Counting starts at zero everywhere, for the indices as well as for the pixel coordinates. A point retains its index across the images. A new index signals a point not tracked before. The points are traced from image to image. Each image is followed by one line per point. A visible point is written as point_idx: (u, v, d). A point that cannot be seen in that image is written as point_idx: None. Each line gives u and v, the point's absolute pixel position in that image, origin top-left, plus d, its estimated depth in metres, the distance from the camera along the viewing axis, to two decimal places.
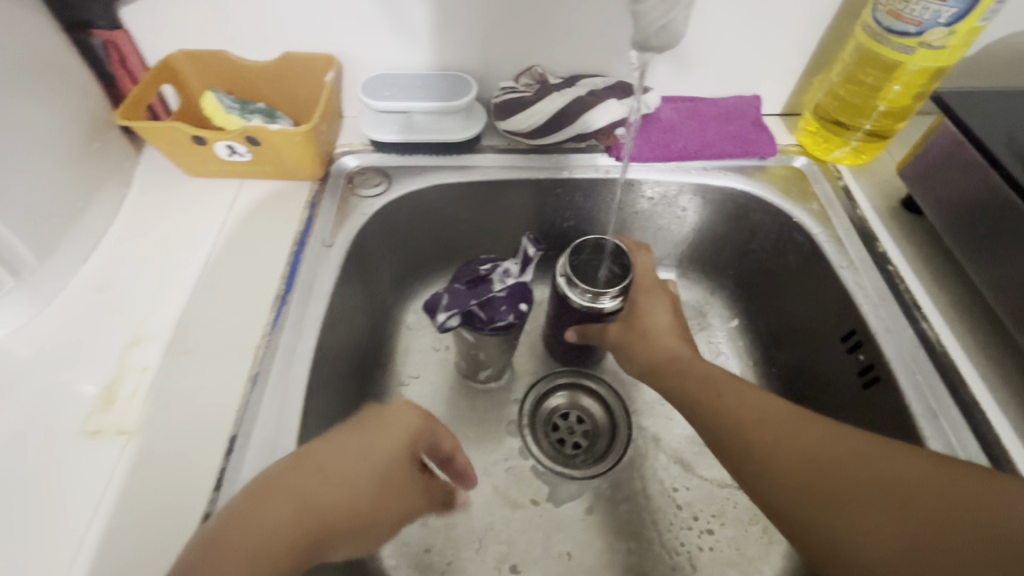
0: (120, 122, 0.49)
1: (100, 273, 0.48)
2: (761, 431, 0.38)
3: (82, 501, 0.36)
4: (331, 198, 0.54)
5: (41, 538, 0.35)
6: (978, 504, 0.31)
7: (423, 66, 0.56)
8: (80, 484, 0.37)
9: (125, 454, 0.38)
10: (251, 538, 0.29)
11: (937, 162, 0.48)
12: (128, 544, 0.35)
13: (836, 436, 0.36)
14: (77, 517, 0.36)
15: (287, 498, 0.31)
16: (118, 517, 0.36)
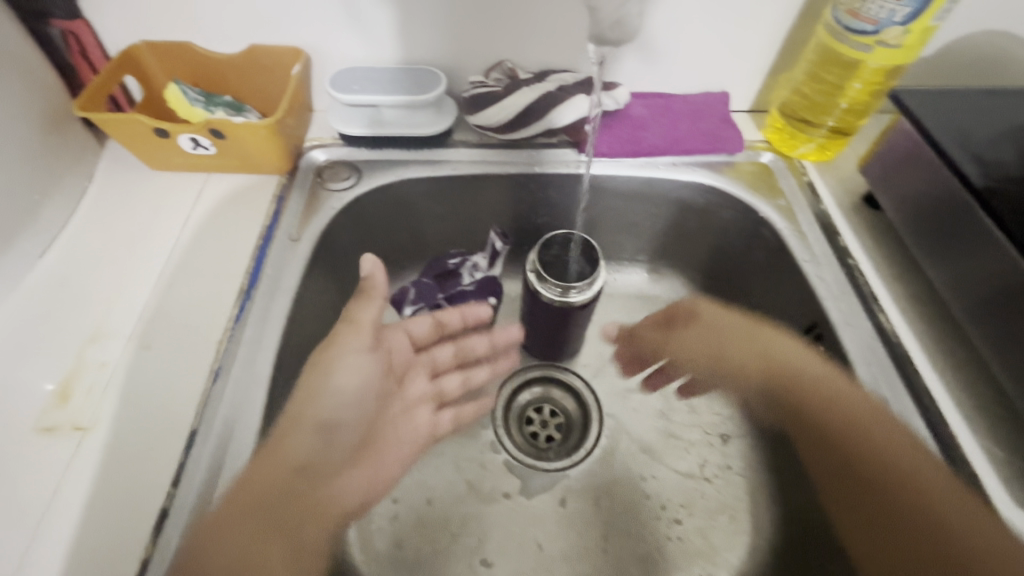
0: (79, 113, 0.48)
1: (58, 267, 0.47)
2: (843, 423, 0.44)
3: (36, 498, 0.36)
4: (300, 191, 0.54)
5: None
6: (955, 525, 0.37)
7: (393, 59, 0.56)
8: (34, 481, 0.36)
9: (82, 450, 0.37)
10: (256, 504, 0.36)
11: (896, 159, 0.49)
12: (83, 541, 0.34)
13: (873, 435, 0.42)
14: (31, 513, 0.35)
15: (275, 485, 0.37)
16: (74, 513, 0.35)
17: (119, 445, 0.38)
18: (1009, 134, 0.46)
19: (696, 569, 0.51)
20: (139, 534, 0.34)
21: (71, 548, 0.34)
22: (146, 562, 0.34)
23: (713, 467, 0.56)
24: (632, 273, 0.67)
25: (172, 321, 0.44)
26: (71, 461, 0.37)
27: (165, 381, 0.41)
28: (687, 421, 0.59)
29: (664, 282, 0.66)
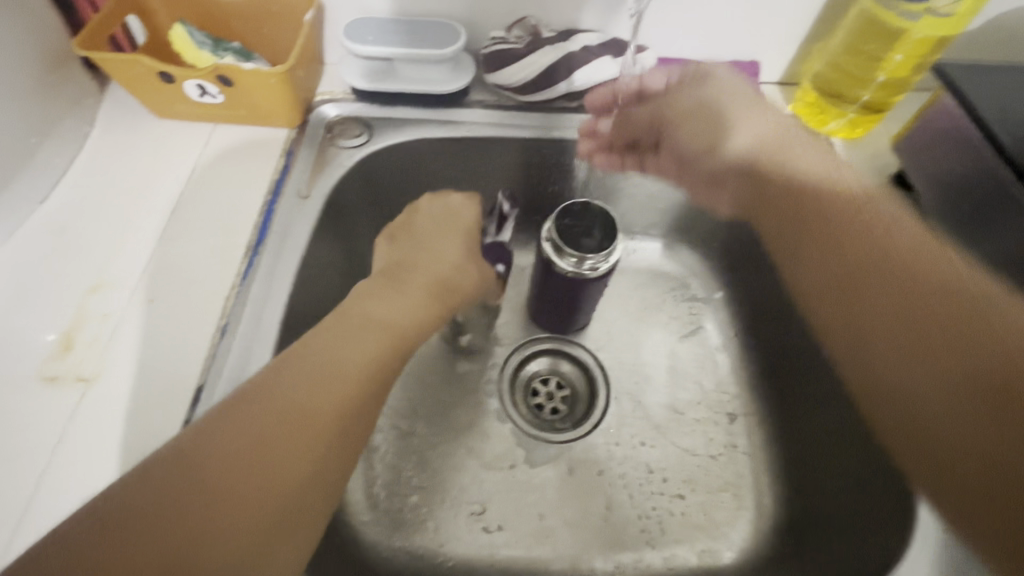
0: (79, 51, 0.45)
1: (60, 215, 0.45)
2: None
3: (205, 467, 0.28)
4: (309, 147, 0.52)
5: (153, 504, 0.27)
6: None
7: (410, 11, 0.53)
8: (192, 447, 0.29)
9: (285, 409, 0.31)
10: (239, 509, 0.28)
11: (934, 138, 0.47)
12: (133, 504, 0.26)
13: None
14: (215, 481, 0.28)
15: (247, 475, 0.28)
16: (219, 473, 0.28)
17: (319, 404, 0.32)
18: None
19: (697, 543, 0.51)
20: (250, 481, 0.28)
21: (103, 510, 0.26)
22: None
23: (718, 444, 0.56)
24: (646, 246, 0.65)
25: (374, 305, 0.39)
26: (253, 422, 0.30)
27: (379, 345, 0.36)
28: (692, 399, 0.58)
29: (677, 258, 0.65)
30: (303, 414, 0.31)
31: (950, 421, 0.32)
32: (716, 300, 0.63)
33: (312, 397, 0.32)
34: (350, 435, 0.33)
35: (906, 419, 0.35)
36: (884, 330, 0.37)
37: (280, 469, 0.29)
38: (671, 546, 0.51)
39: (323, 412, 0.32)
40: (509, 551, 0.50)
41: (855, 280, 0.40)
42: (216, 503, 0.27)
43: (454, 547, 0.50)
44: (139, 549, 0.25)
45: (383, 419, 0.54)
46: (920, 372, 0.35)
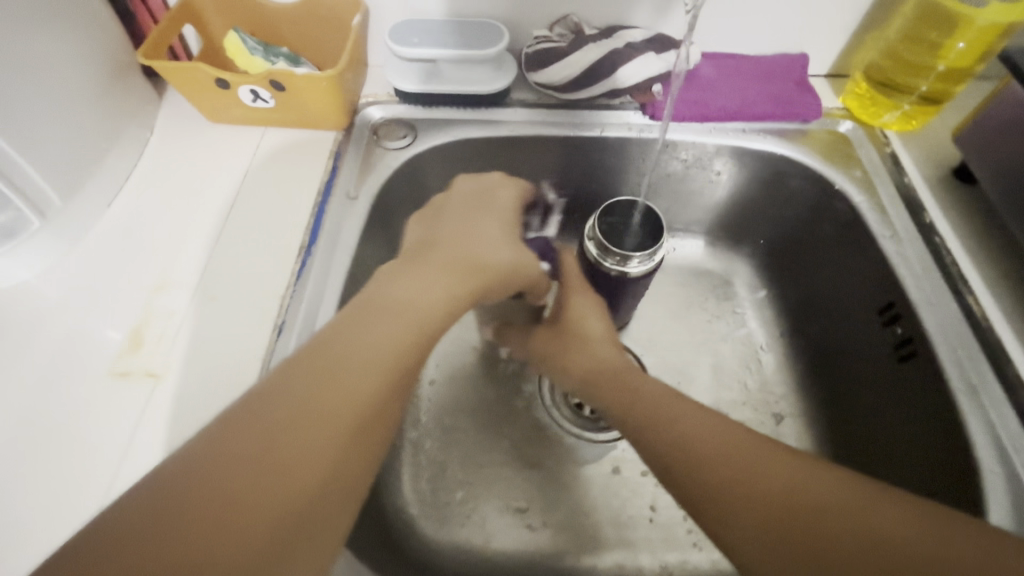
0: (142, 61, 0.47)
1: (125, 217, 0.47)
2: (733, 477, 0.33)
3: (233, 453, 0.27)
4: (356, 149, 0.53)
5: (183, 494, 0.25)
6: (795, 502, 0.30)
7: (453, 12, 0.53)
8: (224, 438, 0.27)
9: (313, 394, 0.30)
10: (264, 495, 0.26)
11: (1000, 128, 0.45)
12: (167, 497, 0.25)
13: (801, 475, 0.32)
14: (241, 472, 0.26)
15: (276, 458, 0.27)
16: (252, 461, 0.26)
17: (343, 390, 0.31)
18: None
19: None
20: (279, 477, 0.26)
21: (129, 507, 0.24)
22: None
23: None
24: (689, 243, 0.65)
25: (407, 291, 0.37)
26: (281, 411, 0.29)
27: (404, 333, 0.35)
28: (737, 399, 0.57)
29: (720, 256, 0.64)
30: (327, 405, 0.29)
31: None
32: (759, 298, 0.62)
33: (341, 385, 0.31)
34: (371, 427, 0.31)
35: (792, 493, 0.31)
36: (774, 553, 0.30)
37: (302, 451, 0.28)
38: (718, 548, 0.50)
39: (349, 399, 0.30)
40: (554, 549, 0.50)
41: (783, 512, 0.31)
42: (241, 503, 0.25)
43: (500, 545, 0.50)
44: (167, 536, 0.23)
45: (427, 416, 0.55)
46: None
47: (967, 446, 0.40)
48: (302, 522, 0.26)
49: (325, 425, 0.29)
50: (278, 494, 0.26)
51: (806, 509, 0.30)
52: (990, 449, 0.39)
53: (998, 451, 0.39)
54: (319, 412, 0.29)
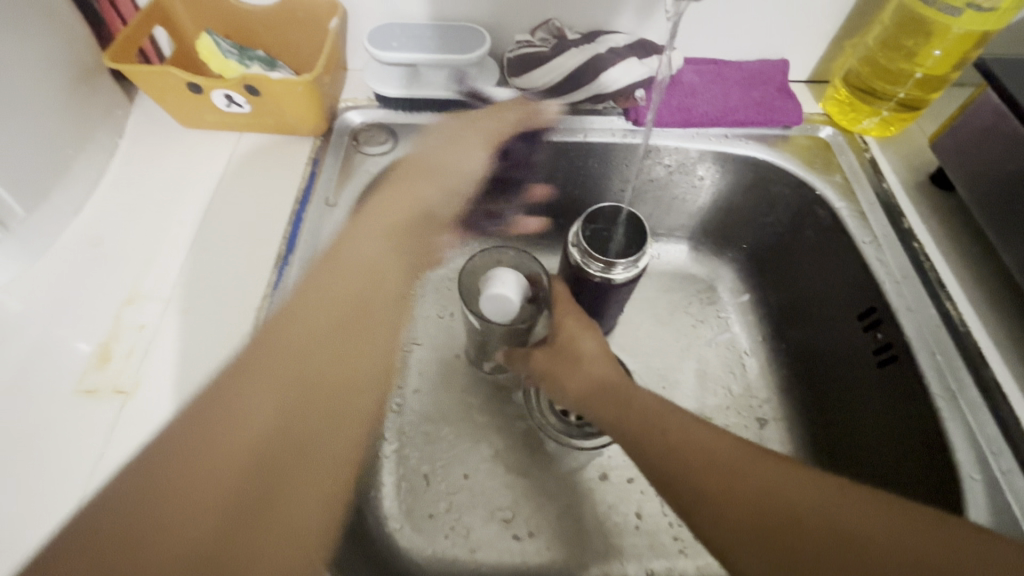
0: (110, 65, 0.45)
1: (94, 226, 0.46)
2: (715, 471, 0.32)
3: (161, 482, 0.33)
4: (335, 154, 0.52)
5: (128, 518, 0.32)
6: (792, 511, 0.30)
7: (433, 16, 0.52)
8: (156, 468, 0.34)
9: (236, 420, 0.37)
10: (191, 505, 0.33)
11: (976, 135, 0.45)
12: (126, 504, 0.32)
13: (781, 474, 0.31)
14: (174, 504, 0.33)
15: (206, 466, 0.35)
16: (180, 493, 0.33)
17: (251, 429, 0.37)
18: None
19: None
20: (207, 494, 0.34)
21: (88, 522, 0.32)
22: None
23: None
24: (671, 249, 0.65)
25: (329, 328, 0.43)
26: (196, 439, 0.35)
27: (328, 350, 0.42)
28: (722, 404, 0.57)
29: (703, 261, 0.64)
30: (235, 438, 0.36)
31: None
32: (743, 302, 0.62)
33: (250, 418, 0.37)
34: (284, 448, 0.38)
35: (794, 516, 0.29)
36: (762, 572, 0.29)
37: (221, 481, 0.35)
38: (705, 555, 0.50)
39: (285, 443, 0.38)
40: (540, 559, 0.50)
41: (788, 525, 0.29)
42: (178, 504, 0.33)
43: (486, 556, 0.49)
44: (111, 554, 0.31)
45: (410, 426, 0.54)
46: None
47: (946, 449, 0.40)
48: (257, 509, 0.35)
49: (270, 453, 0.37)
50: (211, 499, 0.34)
51: (807, 528, 0.29)
52: (970, 453, 0.39)
53: (977, 456, 0.39)
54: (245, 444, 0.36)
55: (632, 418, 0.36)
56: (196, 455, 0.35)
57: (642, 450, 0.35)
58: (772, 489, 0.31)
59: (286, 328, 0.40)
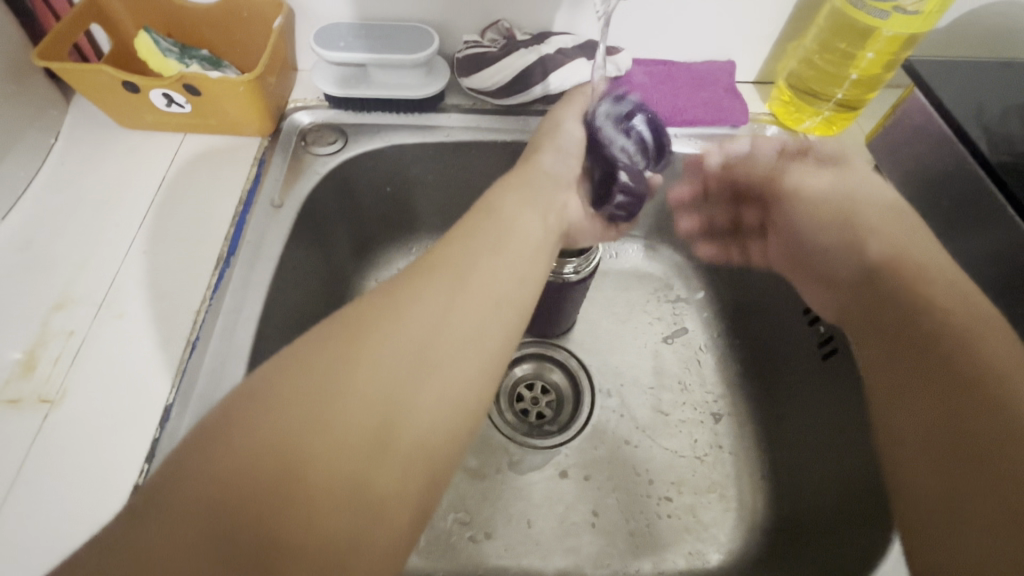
0: (39, 62, 0.44)
1: (22, 229, 0.44)
2: (941, 370, 0.31)
3: (274, 408, 0.25)
4: (282, 155, 0.51)
5: (215, 453, 0.23)
6: (987, 410, 0.29)
7: (382, 16, 0.52)
8: (252, 399, 0.25)
9: (370, 358, 0.27)
10: (299, 480, 0.23)
11: (905, 135, 0.47)
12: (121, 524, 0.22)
13: (933, 395, 0.31)
14: (267, 440, 0.24)
15: (307, 432, 0.25)
16: (278, 424, 0.24)
17: (393, 352, 0.28)
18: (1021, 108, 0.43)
19: (685, 546, 0.51)
20: (310, 455, 0.24)
21: (164, 473, 0.23)
22: None
23: (705, 445, 0.55)
24: (629, 248, 0.66)
25: (502, 258, 0.34)
26: (340, 356, 0.27)
27: (485, 299, 0.32)
28: (679, 400, 0.58)
29: (661, 259, 0.65)
30: (356, 377, 0.27)
31: (919, 477, 0.30)
32: (699, 300, 0.63)
33: (455, 320, 0.30)
34: (419, 383, 0.28)
35: (972, 381, 0.30)
36: (894, 360, 0.34)
37: (351, 416, 0.25)
38: (659, 550, 0.50)
39: (416, 375, 0.28)
40: (495, 560, 0.49)
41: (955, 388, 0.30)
42: (305, 469, 0.24)
43: (440, 559, 0.49)
44: (231, 466, 0.23)
45: None
46: (883, 369, 0.35)
47: None
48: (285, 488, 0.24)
49: (403, 397, 0.27)
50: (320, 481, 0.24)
51: (981, 443, 0.28)
52: None
53: None
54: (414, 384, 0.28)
55: (912, 322, 0.34)
56: (285, 413, 0.25)
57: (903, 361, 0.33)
58: (954, 385, 0.30)
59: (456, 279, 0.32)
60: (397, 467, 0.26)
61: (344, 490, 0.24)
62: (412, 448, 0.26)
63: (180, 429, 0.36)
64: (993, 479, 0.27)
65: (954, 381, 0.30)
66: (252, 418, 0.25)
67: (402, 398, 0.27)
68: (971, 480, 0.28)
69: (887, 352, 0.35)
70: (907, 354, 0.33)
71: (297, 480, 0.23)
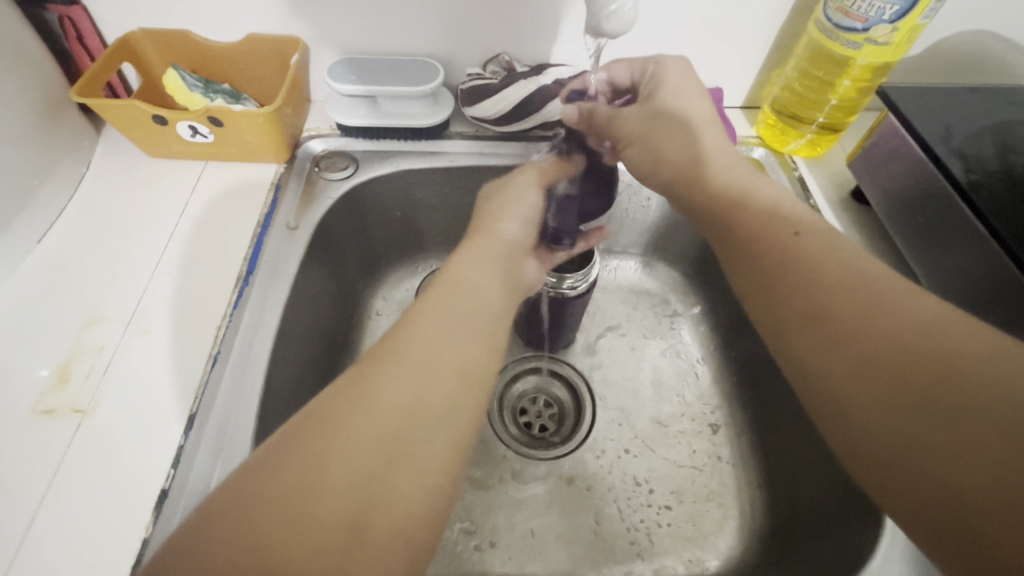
0: (76, 98, 0.48)
1: (56, 252, 0.47)
2: (868, 302, 0.30)
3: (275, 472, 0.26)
4: (297, 180, 0.54)
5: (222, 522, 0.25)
6: (922, 340, 0.28)
7: (390, 51, 0.56)
8: (256, 472, 0.27)
9: (361, 410, 0.29)
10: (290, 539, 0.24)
11: (882, 156, 0.50)
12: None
13: (872, 323, 0.30)
14: (273, 507, 0.25)
15: (305, 491, 0.26)
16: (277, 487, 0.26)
17: (388, 409, 0.29)
18: (990, 130, 0.46)
19: (685, 554, 0.52)
20: (306, 513, 0.25)
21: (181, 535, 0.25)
22: (145, 542, 0.34)
23: (703, 455, 0.57)
24: (625, 265, 0.68)
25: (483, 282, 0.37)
26: (333, 420, 0.28)
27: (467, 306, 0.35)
28: (677, 412, 0.60)
29: (657, 275, 0.68)
30: (352, 439, 0.28)
31: (881, 438, 0.28)
32: (694, 314, 0.66)
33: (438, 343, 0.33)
34: (419, 433, 0.29)
35: (900, 325, 0.29)
36: (809, 324, 0.32)
37: (348, 478, 0.27)
38: (660, 558, 0.52)
39: (409, 427, 0.29)
40: (500, 568, 0.51)
41: (883, 327, 0.29)
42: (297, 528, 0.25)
43: (448, 567, 0.50)
44: (243, 537, 0.24)
45: None
46: (806, 343, 0.32)
47: None
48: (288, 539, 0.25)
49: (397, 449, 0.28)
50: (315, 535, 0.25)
51: (920, 368, 0.27)
52: None
53: None
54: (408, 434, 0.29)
55: (804, 274, 0.33)
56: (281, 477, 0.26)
57: (808, 299, 0.32)
58: (887, 317, 0.29)
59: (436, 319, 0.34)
60: (396, 519, 0.27)
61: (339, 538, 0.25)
62: (410, 497, 0.27)
63: (203, 437, 0.39)
64: (950, 432, 0.25)
65: (899, 352, 0.28)
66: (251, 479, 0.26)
67: (400, 454, 0.28)
68: (928, 435, 0.26)
69: (809, 328, 0.32)
70: (822, 287, 0.32)
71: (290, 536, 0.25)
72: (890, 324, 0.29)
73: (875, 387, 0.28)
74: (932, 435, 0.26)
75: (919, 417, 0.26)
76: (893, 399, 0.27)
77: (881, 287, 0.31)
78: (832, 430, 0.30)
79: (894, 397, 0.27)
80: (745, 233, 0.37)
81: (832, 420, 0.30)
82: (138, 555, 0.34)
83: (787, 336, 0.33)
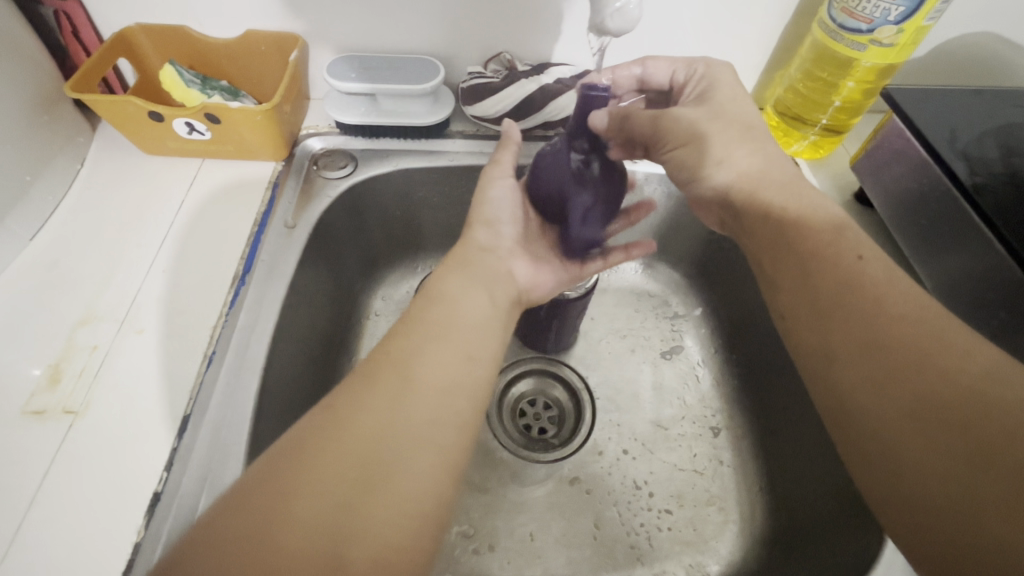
0: (70, 94, 0.47)
1: (48, 249, 0.46)
2: (922, 338, 0.30)
3: (262, 483, 0.27)
4: (295, 179, 0.54)
5: (210, 536, 0.25)
6: (975, 382, 0.28)
7: (391, 49, 0.55)
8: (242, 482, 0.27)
9: (347, 429, 0.29)
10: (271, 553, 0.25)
11: (885, 158, 0.49)
12: None
13: (925, 359, 0.29)
14: (254, 521, 0.26)
15: (288, 507, 0.26)
16: (263, 501, 0.26)
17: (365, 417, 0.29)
18: (994, 133, 0.46)
19: (685, 558, 0.51)
20: (290, 525, 0.25)
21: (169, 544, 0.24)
22: (136, 547, 0.34)
23: (704, 459, 0.57)
24: (626, 267, 0.68)
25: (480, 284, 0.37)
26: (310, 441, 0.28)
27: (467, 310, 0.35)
28: (677, 415, 0.59)
29: (658, 278, 0.68)
30: (321, 469, 0.27)
31: (927, 477, 0.27)
32: (696, 316, 0.65)
33: (436, 345, 0.33)
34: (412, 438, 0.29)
35: (954, 362, 0.28)
36: (863, 358, 0.31)
37: (320, 509, 0.26)
38: (660, 562, 0.51)
39: (389, 433, 0.29)
40: (498, 573, 0.50)
41: (939, 365, 0.29)
42: (277, 544, 0.25)
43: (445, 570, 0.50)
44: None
45: None
46: (859, 372, 0.31)
47: None
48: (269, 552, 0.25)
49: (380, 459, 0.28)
50: (297, 548, 0.25)
51: (976, 411, 0.27)
52: None
53: None
54: (391, 443, 0.29)
55: (852, 299, 0.32)
56: (268, 491, 0.27)
57: (861, 331, 0.31)
58: (944, 355, 0.29)
59: (436, 319, 0.34)
60: (374, 548, 0.26)
61: (322, 553, 0.25)
62: (397, 516, 0.27)
63: (198, 439, 0.38)
64: (1013, 483, 0.25)
65: (955, 392, 0.28)
66: (237, 492, 0.27)
67: (384, 482, 0.28)
68: (987, 485, 0.25)
69: (857, 362, 0.31)
70: (874, 318, 0.31)
71: (269, 552, 0.25)
72: (946, 362, 0.29)
73: (929, 428, 0.27)
74: (979, 478, 0.26)
75: (979, 465, 0.26)
76: (946, 441, 0.27)
77: (935, 321, 0.30)
78: (877, 467, 0.29)
79: (948, 440, 0.27)
80: (805, 249, 0.36)
81: (876, 452, 0.29)
82: (129, 559, 0.33)
83: (833, 370, 0.32)
